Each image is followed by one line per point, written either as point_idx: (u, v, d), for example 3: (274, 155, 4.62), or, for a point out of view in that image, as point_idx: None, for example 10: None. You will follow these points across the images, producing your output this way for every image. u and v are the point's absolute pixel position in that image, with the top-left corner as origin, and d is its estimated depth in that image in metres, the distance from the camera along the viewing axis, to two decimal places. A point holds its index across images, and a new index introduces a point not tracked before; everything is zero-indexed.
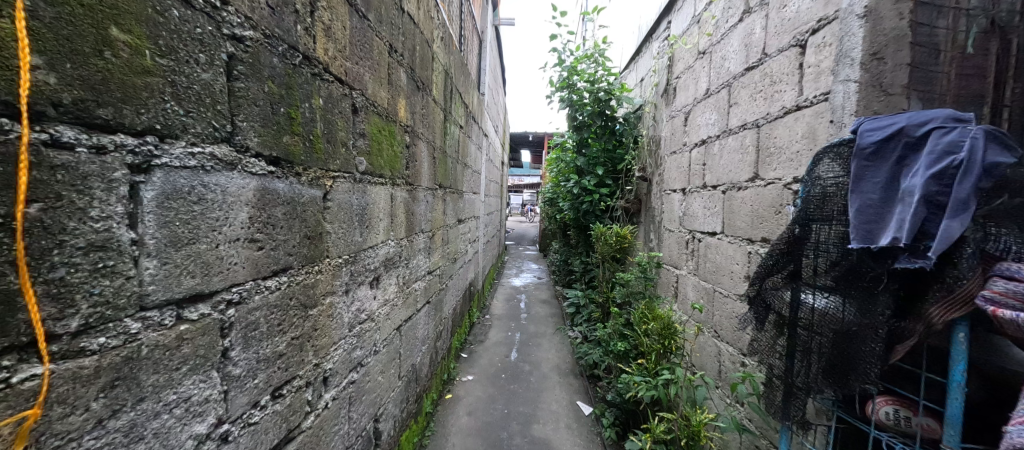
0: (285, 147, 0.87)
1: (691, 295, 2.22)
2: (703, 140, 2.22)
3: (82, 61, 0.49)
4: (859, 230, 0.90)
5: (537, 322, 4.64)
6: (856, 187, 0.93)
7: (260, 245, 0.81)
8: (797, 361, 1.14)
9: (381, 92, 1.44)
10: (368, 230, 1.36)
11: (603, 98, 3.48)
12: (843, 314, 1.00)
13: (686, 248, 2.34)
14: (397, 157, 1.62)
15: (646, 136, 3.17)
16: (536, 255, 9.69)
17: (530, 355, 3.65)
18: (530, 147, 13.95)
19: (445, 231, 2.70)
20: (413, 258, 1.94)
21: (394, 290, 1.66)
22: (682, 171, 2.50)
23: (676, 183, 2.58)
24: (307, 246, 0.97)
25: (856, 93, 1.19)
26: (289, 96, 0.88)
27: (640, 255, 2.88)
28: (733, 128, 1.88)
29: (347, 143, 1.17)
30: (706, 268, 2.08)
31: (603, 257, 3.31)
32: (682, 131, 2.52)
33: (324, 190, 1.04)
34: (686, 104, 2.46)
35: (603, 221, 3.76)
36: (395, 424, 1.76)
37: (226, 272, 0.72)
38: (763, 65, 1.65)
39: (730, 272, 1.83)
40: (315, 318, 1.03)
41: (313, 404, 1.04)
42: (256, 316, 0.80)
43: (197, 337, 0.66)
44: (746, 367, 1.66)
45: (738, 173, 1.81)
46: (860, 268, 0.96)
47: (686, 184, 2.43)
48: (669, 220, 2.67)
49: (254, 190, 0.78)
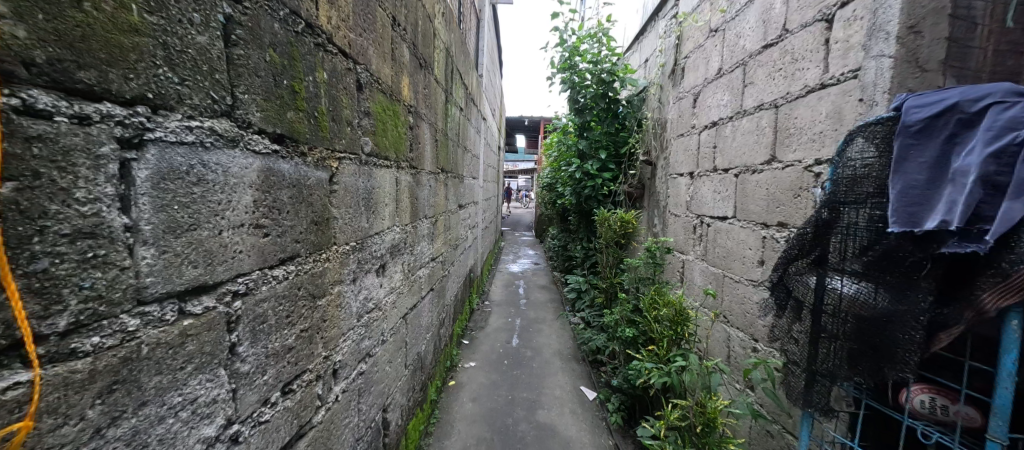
0: (289, 124, 0.79)
1: (699, 280, 2.20)
2: (713, 122, 2.16)
3: (57, 12, 0.42)
4: (900, 213, 0.86)
5: (537, 309, 4.62)
6: (899, 167, 0.88)
7: (266, 231, 0.74)
8: (822, 347, 1.11)
9: (385, 68, 1.35)
10: (373, 215, 1.28)
11: (607, 79, 3.39)
12: (875, 301, 0.96)
13: (694, 233, 2.31)
14: (401, 139, 1.54)
15: (651, 119, 3.10)
16: (532, 241, 9.66)
17: (531, 341, 3.65)
18: (525, 132, 13.78)
19: (447, 216, 2.63)
20: (417, 244, 1.88)
21: (399, 277, 1.61)
22: (690, 154, 2.45)
23: (683, 166, 2.53)
24: (315, 232, 0.91)
25: (890, 69, 1.13)
26: (292, 68, 0.80)
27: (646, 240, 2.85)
28: (748, 109, 1.82)
29: (353, 122, 1.09)
30: (716, 253, 2.05)
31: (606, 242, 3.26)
32: (691, 113, 2.46)
33: (330, 172, 0.97)
34: (696, 84, 2.39)
35: (605, 207, 3.69)
36: (402, 413, 1.73)
37: (231, 261, 0.65)
38: (784, 42, 1.58)
39: (742, 257, 1.81)
40: (324, 308, 0.97)
41: (324, 399, 0.99)
42: (264, 307, 0.74)
43: (203, 333, 0.60)
44: (758, 352, 1.64)
45: (753, 155, 1.76)
46: (897, 253, 0.92)
47: (694, 168, 2.37)
48: (675, 204, 2.63)
49: (259, 171, 0.71)
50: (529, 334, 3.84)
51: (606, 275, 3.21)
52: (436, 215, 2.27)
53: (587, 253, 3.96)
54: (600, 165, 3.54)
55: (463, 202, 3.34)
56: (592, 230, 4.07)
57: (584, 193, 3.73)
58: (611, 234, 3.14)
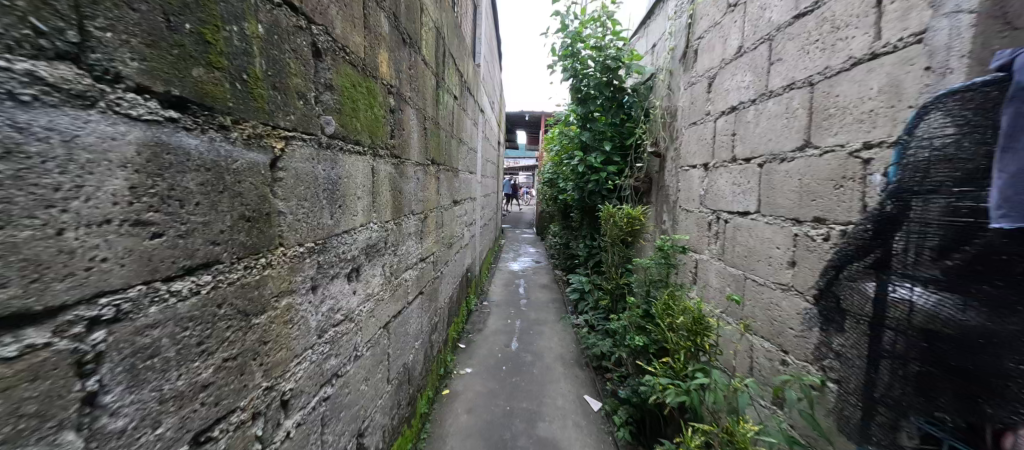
0: (195, 85, 0.59)
1: (716, 282, 2.00)
2: (732, 107, 1.94)
3: None
4: (1011, 203, 0.71)
5: (538, 310, 4.42)
6: (1009, 147, 0.72)
7: (155, 230, 0.54)
8: (887, 372, 0.95)
9: (356, 37, 1.14)
10: (341, 210, 1.08)
11: (612, 66, 3.17)
12: (965, 318, 0.81)
13: (710, 230, 2.10)
14: (379, 123, 1.33)
15: (660, 107, 2.88)
16: (533, 239, 9.44)
17: (531, 345, 3.45)
18: (526, 127, 13.55)
19: (440, 213, 2.43)
20: (402, 243, 1.67)
21: (378, 282, 1.41)
22: (704, 144, 2.23)
23: (696, 157, 2.32)
24: (247, 231, 0.71)
25: (970, 28, 0.91)
26: (201, 8, 0.59)
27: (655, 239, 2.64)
28: (775, 89, 1.61)
29: (307, 95, 0.88)
30: (736, 253, 1.85)
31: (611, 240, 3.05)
32: (705, 99, 2.24)
33: (271, 156, 0.77)
34: (711, 67, 2.17)
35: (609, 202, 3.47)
36: (384, 435, 1.53)
37: (82, 276, 0.47)
38: (821, 9, 1.37)
39: (768, 258, 1.61)
40: (265, 327, 0.77)
41: (267, 440, 0.80)
42: (153, 335, 0.54)
43: (19, 384, 0.42)
44: (788, 367, 1.44)
45: (782, 142, 1.55)
46: (996, 258, 0.76)
47: (709, 158, 2.16)
48: (687, 199, 2.42)
49: (138, 146, 0.51)
50: (529, 337, 3.63)
51: (612, 275, 3.00)
52: (426, 212, 2.07)
53: (592, 251, 3.75)
54: (604, 158, 3.30)
55: (459, 198, 3.14)
56: (596, 227, 3.85)
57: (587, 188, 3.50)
58: (619, 231, 2.93)
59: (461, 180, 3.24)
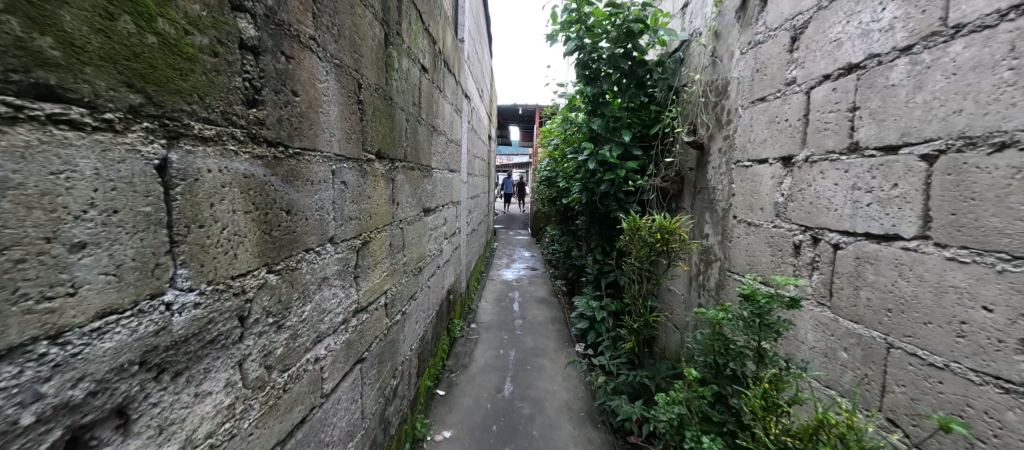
0: None
1: (822, 341, 1.29)
2: (845, 67, 1.24)
3: None
4: None
5: (537, 336, 3.68)
6: None
7: None
8: None
9: None
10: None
11: (633, 31, 2.41)
12: None
13: (802, 258, 1.40)
14: (188, 66, 0.59)
15: (697, 82, 2.16)
16: (529, 242, 8.69)
17: (530, 388, 2.72)
18: (519, 123, 12.78)
19: (402, 230, 1.71)
20: (313, 295, 0.97)
21: (222, 401, 0.69)
22: (782, 129, 1.53)
23: (767, 149, 1.61)
24: None
25: None
26: None
27: (716, 266, 1.96)
28: (971, 22, 0.91)
29: None
30: (866, 300, 1.15)
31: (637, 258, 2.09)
32: (783, 63, 1.54)
33: None
34: (796, 13, 1.46)
35: (627, 208, 2.60)
36: None
37: None
38: None
39: (961, 323, 0.92)
40: None
41: None
42: None
43: None
44: None
45: (994, 117, 0.86)
46: None
47: (793, 149, 1.46)
48: (750, 208, 1.72)
49: None
50: (527, 376, 2.92)
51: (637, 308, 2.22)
52: (371, 235, 1.34)
53: (592, 269, 2.99)
54: (622, 151, 2.53)
55: (434, 204, 2.40)
56: (605, 235, 2.93)
57: (596, 191, 2.73)
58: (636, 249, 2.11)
59: (438, 181, 2.50)
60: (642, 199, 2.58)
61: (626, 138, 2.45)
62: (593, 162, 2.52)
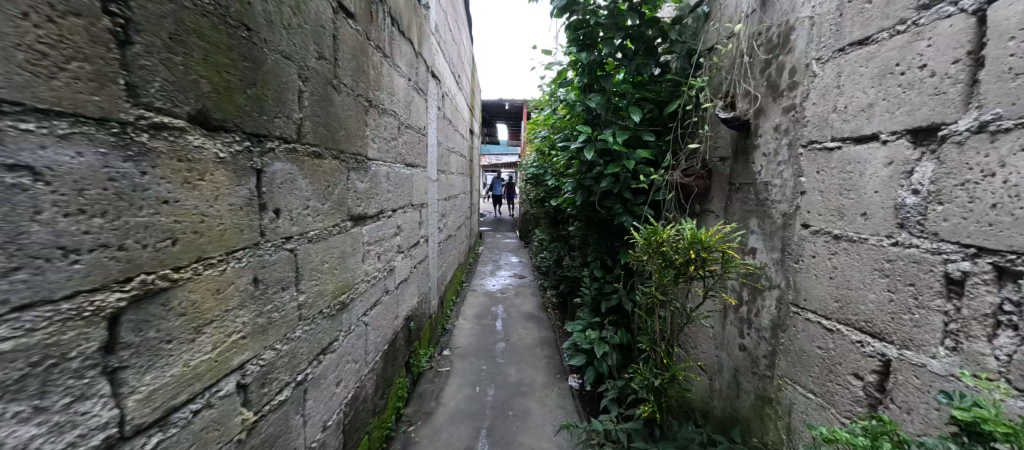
0: None
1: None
2: None
3: None
4: None
5: (522, 366, 3.03)
6: None
7: None
8: None
9: None
10: None
11: None
12: None
13: (975, 305, 0.81)
14: None
15: (738, 37, 1.54)
16: (517, 246, 8.03)
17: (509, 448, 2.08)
18: (507, 120, 12.13)
19: (292, 256, 1.06)
20: None
21: None
22: (912, 83, 0.93)
23: (875, 119, 1.01)
24: None
25: None
26: None
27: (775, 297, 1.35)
28: None
29: None
30: None
31: (657, 285, 1.43)
32: None
33: None
34: None
35: (636, 211, 1.95)
36: None
37: None
38: None
39: None
40: None
41: None
42: None
43: None
44: None
45: None
46: None
47: (945, 115, 0.86)
48: (840, 214, 1.11)
49: None
50: (507, 427, 2.27)
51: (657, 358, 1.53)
52: (176, 276, 0.69)
53: (589, 289, 2.36)
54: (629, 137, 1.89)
55: (376, 211, 1.75)
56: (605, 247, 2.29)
57: (594, 190, 2.07)
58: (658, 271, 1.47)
59: (383, 176, 1.83)
60: (655, 200, 1.94)
61: (635, 118, 1.81)
62: (590, 151, 1.86)
